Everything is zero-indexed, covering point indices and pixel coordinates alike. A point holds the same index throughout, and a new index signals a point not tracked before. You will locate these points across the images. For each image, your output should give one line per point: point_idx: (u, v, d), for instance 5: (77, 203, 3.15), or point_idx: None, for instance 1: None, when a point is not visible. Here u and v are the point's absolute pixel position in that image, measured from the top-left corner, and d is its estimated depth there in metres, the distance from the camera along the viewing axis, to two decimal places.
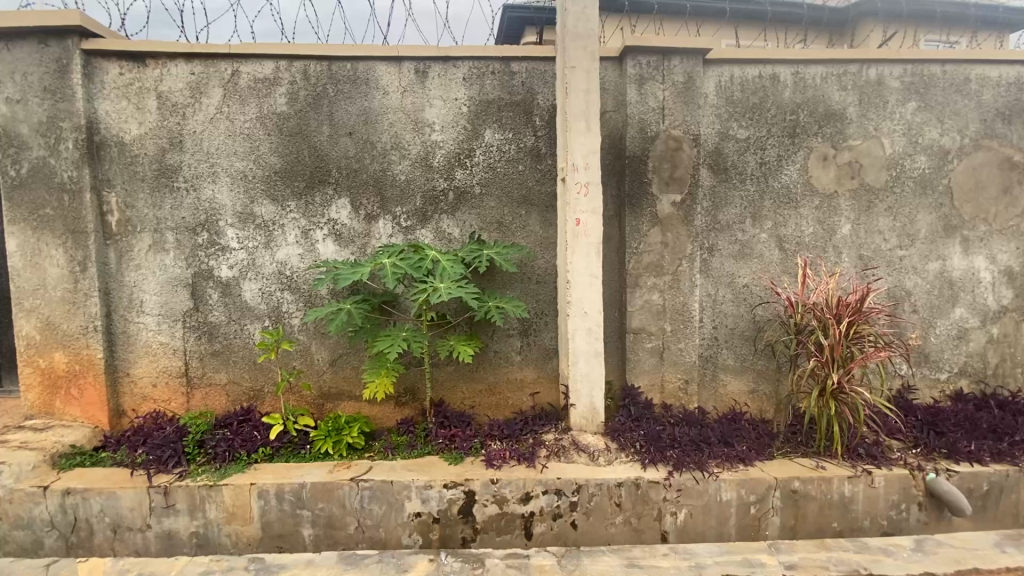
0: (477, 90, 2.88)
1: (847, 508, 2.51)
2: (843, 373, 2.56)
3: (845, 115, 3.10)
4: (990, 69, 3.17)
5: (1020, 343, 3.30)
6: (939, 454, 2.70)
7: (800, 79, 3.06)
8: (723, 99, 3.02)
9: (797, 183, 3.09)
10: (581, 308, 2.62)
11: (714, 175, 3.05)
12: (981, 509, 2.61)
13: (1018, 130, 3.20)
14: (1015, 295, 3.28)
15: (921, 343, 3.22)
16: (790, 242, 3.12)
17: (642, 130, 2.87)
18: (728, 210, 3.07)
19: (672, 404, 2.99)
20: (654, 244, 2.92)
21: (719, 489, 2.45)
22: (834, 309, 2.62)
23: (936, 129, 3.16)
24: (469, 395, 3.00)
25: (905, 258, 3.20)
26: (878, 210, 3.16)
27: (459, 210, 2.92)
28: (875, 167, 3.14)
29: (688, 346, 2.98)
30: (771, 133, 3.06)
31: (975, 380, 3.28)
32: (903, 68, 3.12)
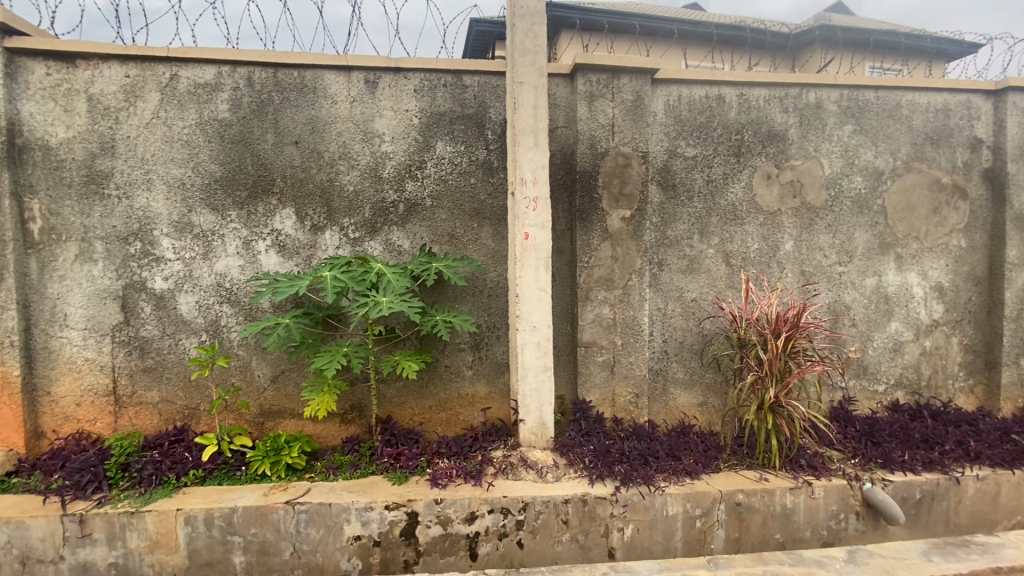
0: (428, 102, 2.85)
1: (788, 519, 2.56)
2: (782, 387, 2.62)
3: (787, 136, 3.22)
4: (919, 96, 3.36)
5: (950, 355, 3.46)
6: (875, 464, 2.79)
7: (744, 101, 3.16)
8: (672, 118, 3.09)
9: (742, 201, 3.19)
10: (530, 322, 2.59)
11: (662, 192, 3.11)
12: (915, 517, 2.71)
13: (946, 154, 3.39)
14: (945, 310, 3.45)
15: (859, 356, 3.34)
16: (736, 258, 3.20)
17: (592, 146, 2.90)
18: (677, 226, 3.13)
19: (623, 418, 3.00)
20: (604, 258, 2.93)
21: (665, 503, 2.46)
22: (774, 324, 2.70)
23: (871, 151, 3.32)
24: (418, 411, 2.93)
25: (844, 274, 3.33)
26: (818, 227, 3.28)
27: (409, 222, 2.86)
28: (815, 186, 3.26)
29: (639, 359, 3.00)
30: (717, 151, 3.14)
31: (910, 391, 3.42)
32: (840, 92, 3.27)
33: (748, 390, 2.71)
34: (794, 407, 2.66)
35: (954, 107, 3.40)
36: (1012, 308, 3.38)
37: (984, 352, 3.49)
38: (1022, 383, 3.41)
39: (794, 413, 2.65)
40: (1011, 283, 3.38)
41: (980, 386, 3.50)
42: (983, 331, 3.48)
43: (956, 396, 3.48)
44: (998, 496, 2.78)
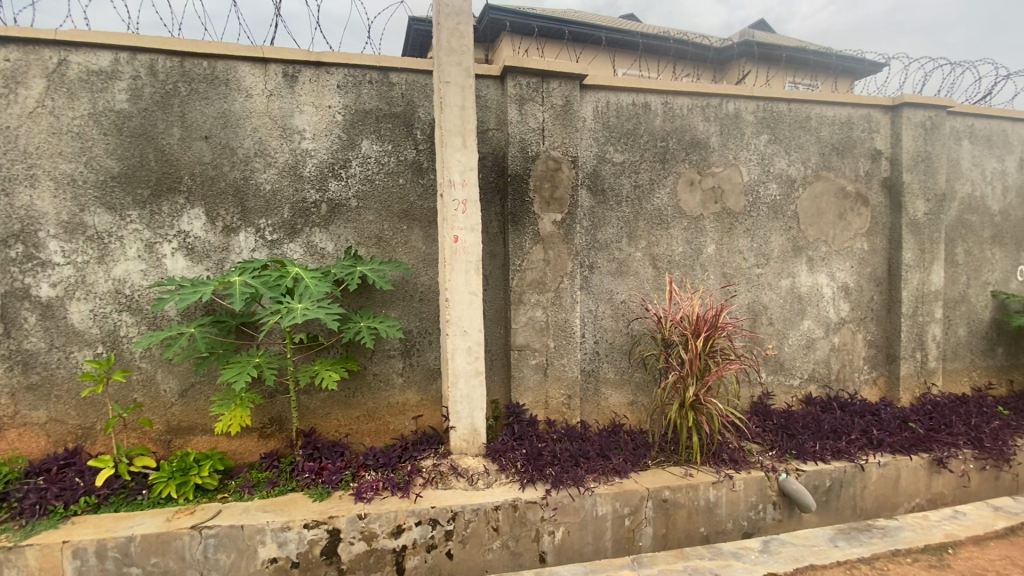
0: (352, 99, 2.74)
1: (712, 512, 2.66)
2: (702, 385, 2.72)
3: (708, 144, 3.36)
4: (826, 109, 3.61)
5: (856, 350, 3.74)
6: (790, 455, 2.96)
7: (669, 109, 3.27)
8: (601, 124, 3.14)
9: (668, 206, 3.30)
10: (461, 326, 2.51)
11: (592, 196, 3.15)
12: (826, 504, 2.88)
13: (849, 164, 3.66)
14: (851, 308, 3.71)
15: (776, 353, 3.54)
16: (663, 261, 3.30)
17: (523, 149, 2.90)
18: (607, 229, 3.19)
19: (556, 420, 3.01)
20: (537, 262, 2.93)
21: (595, 504, 2.48)
22: (694, 324, 2.80)
23: (784, 160, 3.53)
24: (345, 422, 2.80)
25: (762, 275, 3.51)
26: (738, 231, 3.45)
27: (332, 223, 2.74)
28: (735, 193, 3.43)
29: (571, 361, 3.01)
30: (644, 157, 3.23)
31: (821, 385, 3.66)
32: (756, 103, 3.45)
33: (670, 388, 2.81)
34: (713, 402, 2.77)
35: (856, 120, 3.67)
36: (907, 306, 3.70)
37: (884, 347, 3.79)
38: (916, 374, 3.74)
39: (714, 408, 2.76)
40: (907, 283, 3.69)
41: (882, 378, 3.80)
42: (884, 328, 3.79)
43: (861, 387, 3.77)
44: (897, 480, 3.02)
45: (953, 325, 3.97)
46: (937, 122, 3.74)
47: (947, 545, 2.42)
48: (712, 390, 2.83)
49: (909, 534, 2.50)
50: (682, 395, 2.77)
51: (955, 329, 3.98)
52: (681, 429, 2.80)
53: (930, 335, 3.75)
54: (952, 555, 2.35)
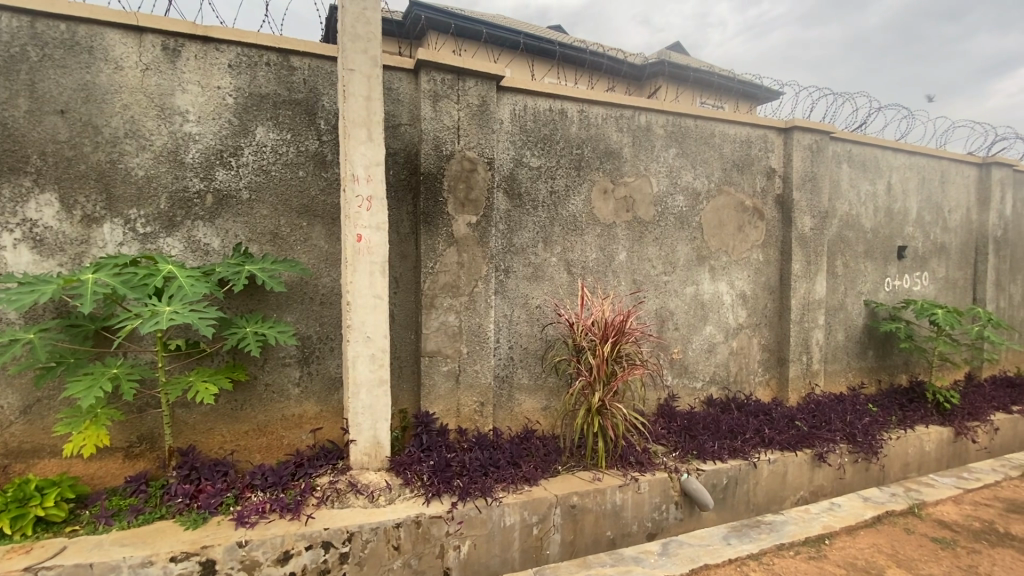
0: (246, 81, 2.49)
1: (618, 516, 2.70)
2: (609, 389, 2.77)
3: (621, 154, 3.44)
4: (728, 128, 3.83)
5: (752, 354, 4.00)
6: (692, 456, 3.09)
7: (585, 117, 3.31)
8: (518, 127, 3.10)
9: (582, 213, 3.33)
10: (363, 332, 2.34)
11: (508, 200, 3.10)
12: (722, 501, 3.03)
13: (747, 180, 3.92)
14: (747, 315, 3.97)
15: (681, 356, 3.69)
16: (577, 266, 3.33)
17: (436, 147, 2.77)
18: (522, 234, 3.15)
19: (468, 428, 2.91)
20: (450, 264, 2.83)
21: (502, 514, 2.42)
22: (601, 330, 2.83)
23: (691, 173, 3.70)
24: (230, 438, 2.53)
25: (668, 282, 3.65)
26: (648, 240, 3.56)
27: (219, 216, 2.47)
28: (645, 203, 3.54)
29: (484, 367, 2.93)
30: (560, 163, 3.24)
31: (721, 387, 3.87)
32: (666, 118, 3.59)
33: (578, 394, 2.83)
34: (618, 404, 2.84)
35: (755, 140, 3.94)
36: (796, 313, 4.02)
37: (776, 350, 4.09)
38: (803, 375, 4.07)
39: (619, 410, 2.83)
40: (795, 292, 4.01)
41: (774, 379, 4.10)
42: (776, 333, 4.09)
43: (756, 388, 4.03)
44: (785, 476, 3.24)
45: (833, 330, 4.37)
46: (821, 146, 4.11)
47: (824, 536, 2.55)
48: (617, 394, 2.89)
49: (793, 528, 2.64)
50: (589, 399, 2.80)
51: (835, 334, 4.38)
52: (588, 434, 2.83)
53: (814, 340, 4.10)
54: (829, 546, 2.47)
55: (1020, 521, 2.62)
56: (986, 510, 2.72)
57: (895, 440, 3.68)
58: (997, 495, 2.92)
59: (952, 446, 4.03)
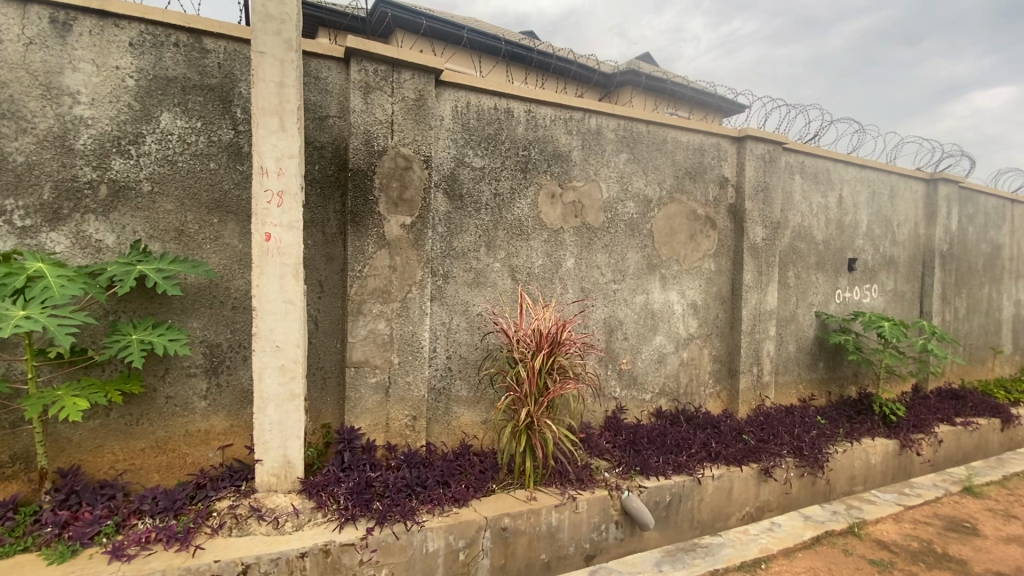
0: (150, 62, 2.26)
1: (553, 538, 2.56)
2: (543, 402, 2.63)
3: (570, 157, 3.32)
4: (681, 134, 3.77)
5: (703, 364, 3.93)
6: (635, 472, 2.97)
7: (532, 118, 3.18)
8: (460, 125, 2.93)
9: (528, 217, 3.19)
10: (271, 341, 2.13)
11: (449, 201, 2.91)
12: (665, 519, 2.92)
13: (700, 188, 3.86)
14: (699, 325, 3.90)
15: (630, 367, 3.60)
16: (521, 272, 3.18)
17: (367, 142, 2.58)
18: (463, 237, 2.96)
19: (398, 444, 2.71)
20: (381, 268, 2.63)
21: (424, 539, 2.24)
22: (537, 339, 2.69)
23: (642, 180, 3.61)
24: (123, 457, 2.27)
25: (617, 291, 3.56)
26: (596, 247, 3.46)
27: (114, 210, 2.23)
28: (595, 208, 3.44)
29: (417, 379, 2.74)
30: (505, 165, 3.09)
31: (671, 398, 3.78)
32: (617, 122, 3.49)
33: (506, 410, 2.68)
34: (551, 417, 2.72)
35: (708, 148, 3.88)
36: (747, 323, 3.97)
37: (727, 361, 4.04)
38: (753, 387, 4.02)
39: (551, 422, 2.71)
40: (747, 303, 3.97)
41: (725, 391, 4.04)
42: (727, 344, 4.04)
43: (706, 400, 3.96)
44: (730, 492, 3.15)
45: (784, 341, 4.34)
46: (774, 156, 4.10)
47: (761, 560, 2.41)
48: (551, 406, 2.76)
49: (730, 551, 2.49)
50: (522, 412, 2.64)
51: (786, 345, 4.36)
52: (517, 451, 2.68)
53: (765, 351, 4.07)
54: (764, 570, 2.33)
55: (956, 541, 2.58)
56: (925, 529, 2.68)
57: (841, 454, 3.65)
58: (936, 513, 2.89)
59: (897, 458, 4.04)
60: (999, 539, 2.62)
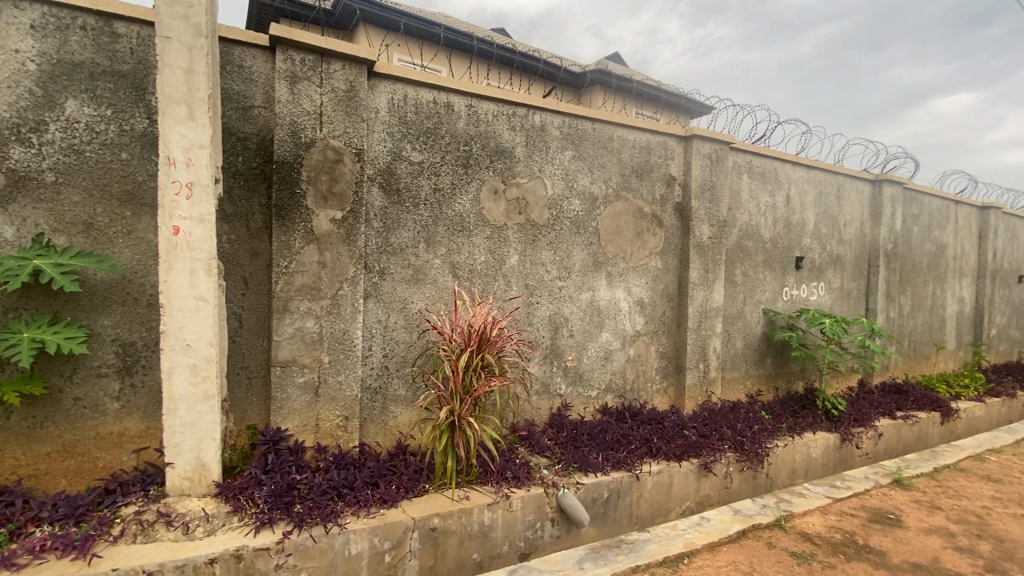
0: (54, 45, 2.15)
1: (486, 536, 2.54)
2: (469, 399, 2.62)
3: (514, 153, 3.29)
4: (627, 133, 3.79)
5: (649, 361, 3.98)
6: (573, 469, 2.97)
7: (473, 113, 3.12)
8: (396, 118, 2.86)
9: (470, 213, 3.13)
10: (182, 340, 2.06)
11: (385, 195, 2.82)
12: (603, 515, 2.93)
13: (647, 186, 3.90)
14: (645, 322, 3.94)
15: (576, 364, 3.60)
16: (463, 270, 3.12)
17: (293, 134, 2.50)
18: (401, 233, 2.88)
19: (328, 445, 2.65)
20: (308, 264, 2.56)
21: (346, 542, 2.18)
22: (464, 336, 2.69)
23: (588, 177, 3.62)
24: (25, 462, 2.15)
25: (563, 288, 3.56)
26: (541, 244, 3.44)
27: (13, 201, 2.10)
28: (539, 205, 3.41)
29: (349, 378, 2.68)
30: (445, 159, 3.02)
31: (618, 395, 3.81)
32: (562, 119, 3.48)
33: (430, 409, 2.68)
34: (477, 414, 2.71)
35: (654, 146, 3.92)
36: (693, 320, 4.04)
37: (674, 358, 4.10)
38: (699, 383, 4.09)
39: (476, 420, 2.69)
40: (692, 300, 4.03)
41: (672, 387, 4.10)
42: (674, 340, 4.10)
43: (653, 397, 4.01)
44: (670, 487, 3.18)
45: (732, 338, 4.42)
46: (721, 156, 4.16)
47: (684, 555, 2.41)
48: (478, 403, 2.75)
49: (653, 547, 2.48)
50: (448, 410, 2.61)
51: (734, 342, 4.43)
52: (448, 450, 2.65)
53: (711, 348, 4.15)
54: (685, 565, 2.33)
55: (877, 532, 2.64)
56: (849, 521, 2.75)
57: (781, 448, 3.73)
58: (863, 504, 2.97)
59: (838, 452, 4.14)
60: (919, 529, 2.70)
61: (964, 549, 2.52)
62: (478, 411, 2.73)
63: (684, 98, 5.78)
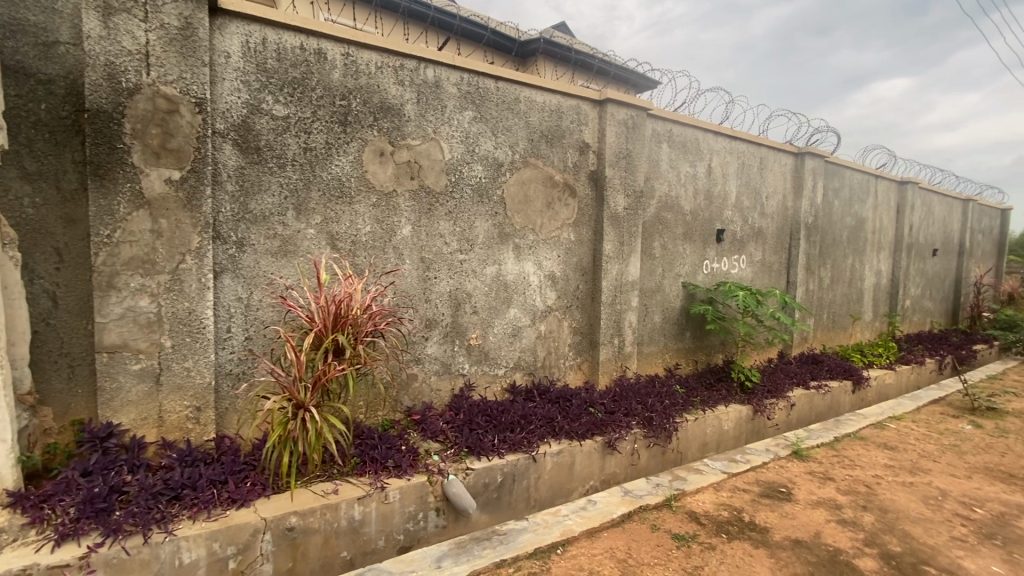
0: None
1: (357, 533, 2.32)
2: (316, 386, 2.29)
3: (403, 111, 2.95)
4: (536, 94, 3.53)
5: (562, 337, 3.84)
6: (465, 453, 2.78)
7: (350, 63, 2.76)
8: (253, 64, 2.48)
9: (351, 177, 2.79)
10: None
11: (240, 154, 2.47)
12: (497, 500, 2.77)
13: (558, 153, 3.68)
14: (557, 297, 3.78)
15: (480, 342, 3.39)
16: (344, 241, 2.80)
17: (109, 78, 2.12)
18: (263, 198, 2.54)
19: (177, 440, 2.33)
20: (139, 233, 2.21)
21: (176, 550, 1.92)
22: (321, 314, 2.35)
23: (491, 141, 3.34)
24: None
25: (465, 262, 3.30)
26: (438, 213, 3.15)
27: None
28: (435, 170, 3.10)
29: (198, 364, 2.36)
30: (316, 115, 2.67)
31: (527, 373, 3.66)
32: (460, 75, 3.16)
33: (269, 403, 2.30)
34: (334, 400, 2.44)
35: (566, 111, 3.70)
36: (607, 294, 3.91)
37: (588, 334, 3.98)
38: (614, 359, 4.00)
39: (320, 409, 2.37)
40: (606, 274, 3.89)
41: (586, 363, 3.99)
42: (588, 315, 3.97)
43: (566, 373, 3.89)
44: (571, 467, 3.06)
45: (650, 312, 4.33)
46: (637, 122, 3.99)
47: (558, 545, 2.30)
48: (328, 391, 2.43)
49: (527, 537, 2.35)
50: (291, 401, 2.28)
51: (652, 316, 4.34)
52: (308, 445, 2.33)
53: (626, 322, 4.05)
54: (557, 557, 2.22)
55: (765, 508, 2.60)
56: (740, 497, 2.70)
57: (691, 422, 3.68)
58: (758, 479, 2.94)
59: (750, 423, 4.16)
60: (807, 502, 2.68)
61: (847, 522, 2.50)
62: (327, 399, 2.41)
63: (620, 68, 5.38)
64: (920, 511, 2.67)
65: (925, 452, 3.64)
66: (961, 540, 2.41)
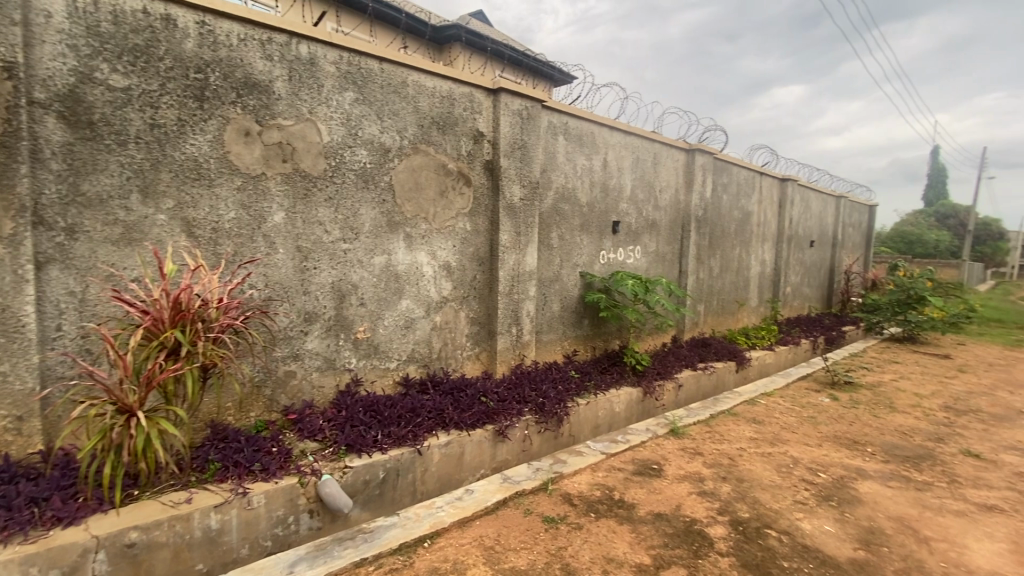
0: None
1: (215, 543, 2.15)
2: (146, 386, 2.07)
3: (272, 89, 2.75)
4: (425, 79, 3.44)
5: (458, 328, 3.80)
6: (344, 451, 2.68)
7: (206, 32, 2.51)
8: (81, 26, 2.18)
9: (210, 157, 2.56)
10: None
11: (67, 128, 2.18)
12: (379, 497, 2.69)
13: (450, 141, 3.62)
14: (453, 287, 3.74)
15: (368, 335, 3.27)
16: (203, 228, 2.57)
17: None
18: (99, 178, 2.27)
19: None
20: None
21: None
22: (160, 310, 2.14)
23: (376, 125, 3.21)
24: None
25: (350, 251, 3.15)
26: (316, 199, 2.97)
27: None
28: (311, 153, 2.92)
29: (16, 369, 2.06)
30: (165, 88, 2.41)
31: (421, 365, 3.59)
32: (338, 53, 2.98)
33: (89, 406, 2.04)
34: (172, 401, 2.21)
35: (458, 98, 3.63)
36: (503, 284, 3.93)
37: (486, 323, 3.98)
38: (511, 347, 4.04)
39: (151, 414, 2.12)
40: (503, 264, 3.90)
41: (485, 353, 3.99)
42: (485, 305, 3.96)
43: (464, 364, 3.86)
44: (460, 457, 3.05)
45: (548, 301, 4.41)
46: (531, 113, 4.01)
47: (426, 538, 2.30)
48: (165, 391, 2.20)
49: (395, 532, 2.33)
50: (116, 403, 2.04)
51: (550, 304, 4.43)
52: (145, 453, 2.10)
53: (524, 311, 4.10)
54: (423, 550, 2.22)
55: (636, 485, 2.75)
56: (614, 477, 2.84)
57: (583, 406, 3.81)
58: (634, 458, 3.11)
59: (640, 405, 4.38)
60: (674, 477, 2.86)
61: (706, 493, 2.70)
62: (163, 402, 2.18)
63: (526, 60, 5.41)
64: (772, 479, 2.94)
65: (786, 424, 4.03)
66: (801, 503, 2.68)
